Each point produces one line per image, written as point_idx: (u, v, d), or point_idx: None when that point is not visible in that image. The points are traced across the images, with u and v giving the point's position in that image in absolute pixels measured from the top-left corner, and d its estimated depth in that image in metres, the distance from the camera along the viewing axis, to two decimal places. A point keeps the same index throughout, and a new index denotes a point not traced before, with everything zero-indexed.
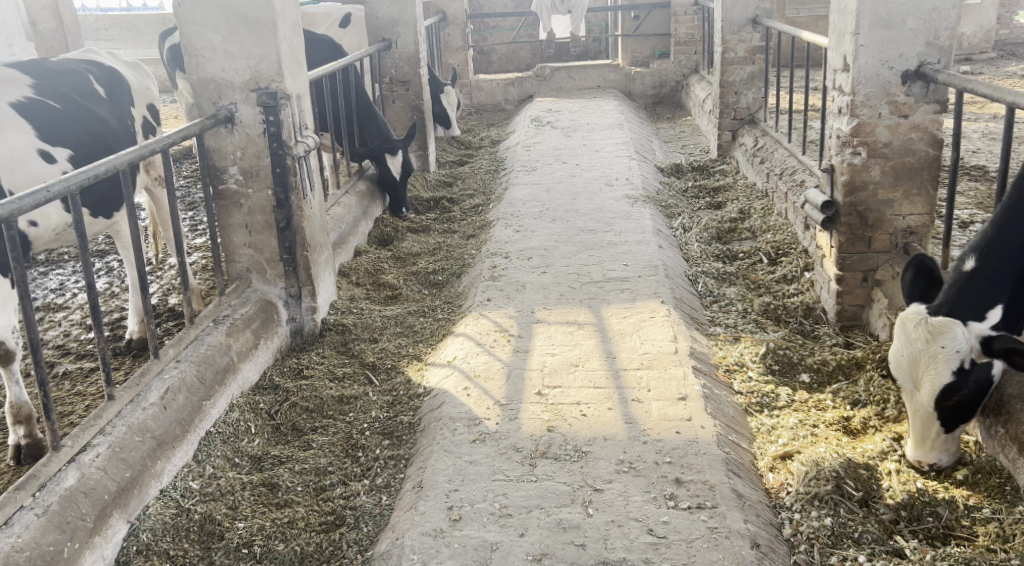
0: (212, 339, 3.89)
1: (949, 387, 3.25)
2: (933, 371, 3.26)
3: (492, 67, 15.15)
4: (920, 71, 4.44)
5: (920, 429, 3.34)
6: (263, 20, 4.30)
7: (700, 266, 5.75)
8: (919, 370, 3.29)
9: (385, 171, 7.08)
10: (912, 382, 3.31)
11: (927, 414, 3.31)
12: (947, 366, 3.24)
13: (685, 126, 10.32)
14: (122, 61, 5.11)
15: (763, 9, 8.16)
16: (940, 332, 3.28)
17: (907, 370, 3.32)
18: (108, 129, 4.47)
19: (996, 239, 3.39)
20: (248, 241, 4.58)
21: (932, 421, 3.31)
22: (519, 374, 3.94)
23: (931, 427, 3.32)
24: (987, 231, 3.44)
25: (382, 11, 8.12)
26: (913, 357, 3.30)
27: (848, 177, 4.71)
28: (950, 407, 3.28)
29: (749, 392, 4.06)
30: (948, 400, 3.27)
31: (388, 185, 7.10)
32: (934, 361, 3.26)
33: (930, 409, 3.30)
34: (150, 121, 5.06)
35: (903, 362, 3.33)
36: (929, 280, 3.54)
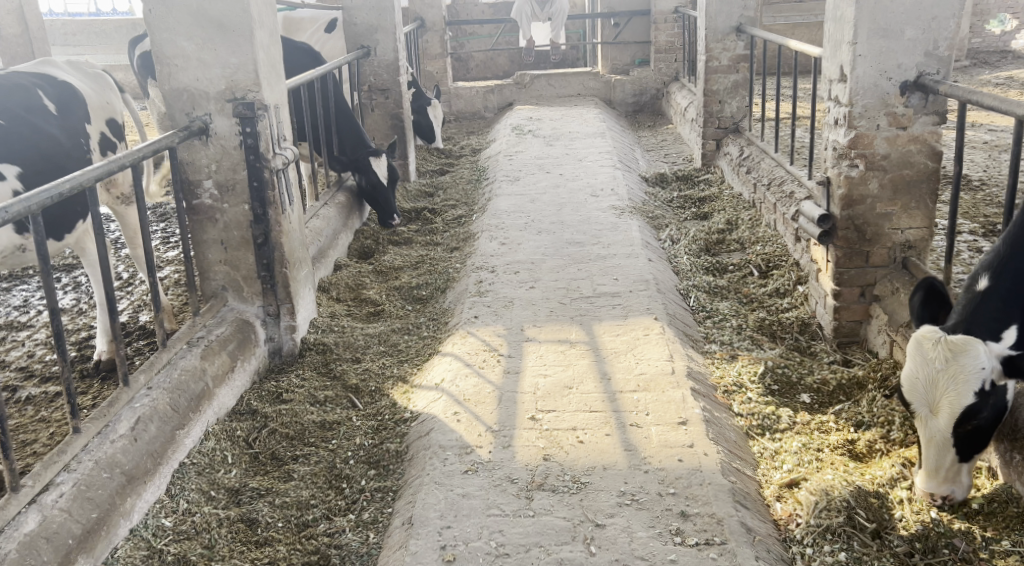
0: (186, 363, 3.68)
1: (970, 411, 3.10)
2: (953, 394, 3.11)
3: (470, 74, 14.99)
4: (919, 81, 4.31)
5: (934, 455, 3.19)
6: (239, 28, 4.09)
7: (691, 280, 5.60)
8: (937, 393, 3.13)
9: (371, 185, 6.89)
10: (929, 407, 3.15)
11: (944, 439, 3.15)
12: (968, 388, 3.09)
13: (667, 135, 10.19)
14: (80, 72, 4.87)
15: (747, 17, 8.02)
16: (960, 352, 3.13)
17: (924, 393, 3.15)
18: (59, 147, 4.25)
19: (1009, 257, 3.26)
20: (224, 257, 4.37)
21: (947, 448, 3.16)
22: (510, 398, 3.75)
23: (946, 454, 3.17)
24: (998, 249, 3.31)
25: (360, 17, 7.93)
26: (931, 380, 3.14)
27: (845, 190, 4.57)
28: (968, 432, 3.14)
29: (750, 414, 3.91)
30: (966, 424, 3.12)
31: (376, 197, 6.92)
32: (954, 383, 3.11)
33: (947, 434, 3.15)
34: (109, 137, 4.81)
35: (920, 385, 3.16)
36: (938, 301, 3.40)
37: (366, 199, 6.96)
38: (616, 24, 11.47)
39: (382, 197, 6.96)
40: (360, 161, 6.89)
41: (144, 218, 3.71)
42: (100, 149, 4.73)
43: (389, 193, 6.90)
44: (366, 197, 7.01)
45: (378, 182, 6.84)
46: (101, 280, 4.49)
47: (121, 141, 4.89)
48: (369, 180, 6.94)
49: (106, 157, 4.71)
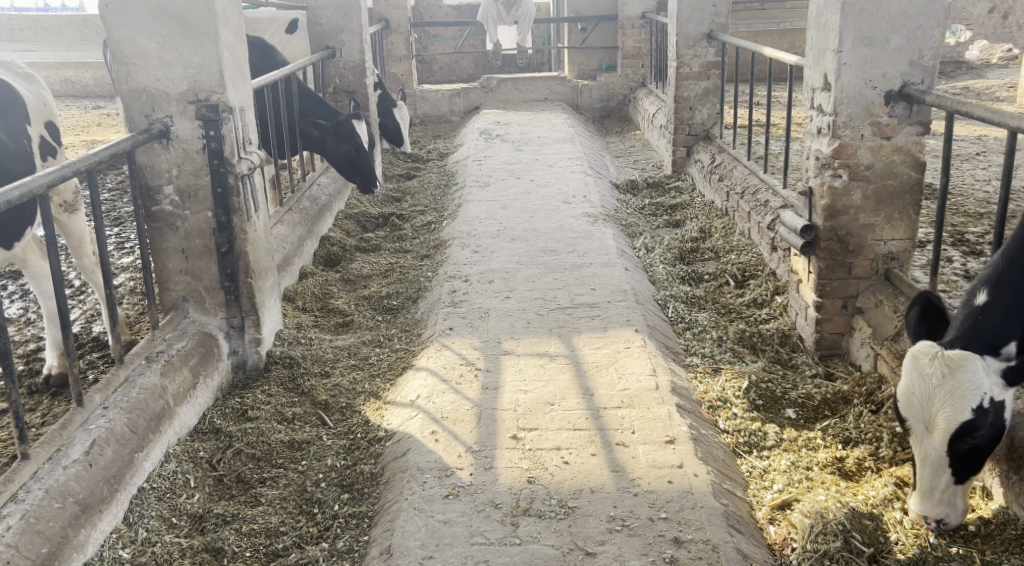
0: (144, 381, 3.50)
1: (967, 428, 2.98)
2: (950, 410, 2.99)
3: (433, 77, 14.77)
4: (904, 91, 4.22)
5: (927, 476, 3.07)
6: (202, 26, 3.89)
7: (668, 290, 5.48)
8: (934, 410, 3.01)
9: (356, 156, 7.06)
10: (925, 424, 3.03)
11: (938, 458, 3.04)
12: (965, 404, 2.98)
13: (636, 141, 10.10)
14: (14, 74, 4.61)
15: (718, 24, 7.94)
16: (958, 367, 3.02)
17: (920, 410, 3.04)
18: (4, 151, 4.01)
19: (1009, 271, 3.16)
20: (185, 267, 4.17)
21: (941, 468, 3.05)
22: (490, 415, 3.59)
23: (941, 474, 3.06)
24: (998, 262, 3.21)
25: (325, 17, 7.72)
26: (928, 395, 3.02)
27: (828, 201, 4.47)
28: (963, 451, 3.03)
29: (736, 431, 3.78)
30: (962, 443, 3.01)
31: (359, 167, 7.11)
32: (951, 398, 2.99)
33: (941, 453, 3.03)
34: (48, 140, 4.57)
35: (916, 401, 3.05)
36: (939, 319, 3.30)
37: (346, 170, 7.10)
38: (583, 29, 11.37)
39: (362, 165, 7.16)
40: (344, 133, 6.99)
41: (101, 226, 3.50)
42: (39, 154, 4.49)
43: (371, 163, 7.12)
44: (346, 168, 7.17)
45: (364, 153, 7.04)
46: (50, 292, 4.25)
47: (59, 146, 4.65)
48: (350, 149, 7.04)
49: (45, 163, 4.47)
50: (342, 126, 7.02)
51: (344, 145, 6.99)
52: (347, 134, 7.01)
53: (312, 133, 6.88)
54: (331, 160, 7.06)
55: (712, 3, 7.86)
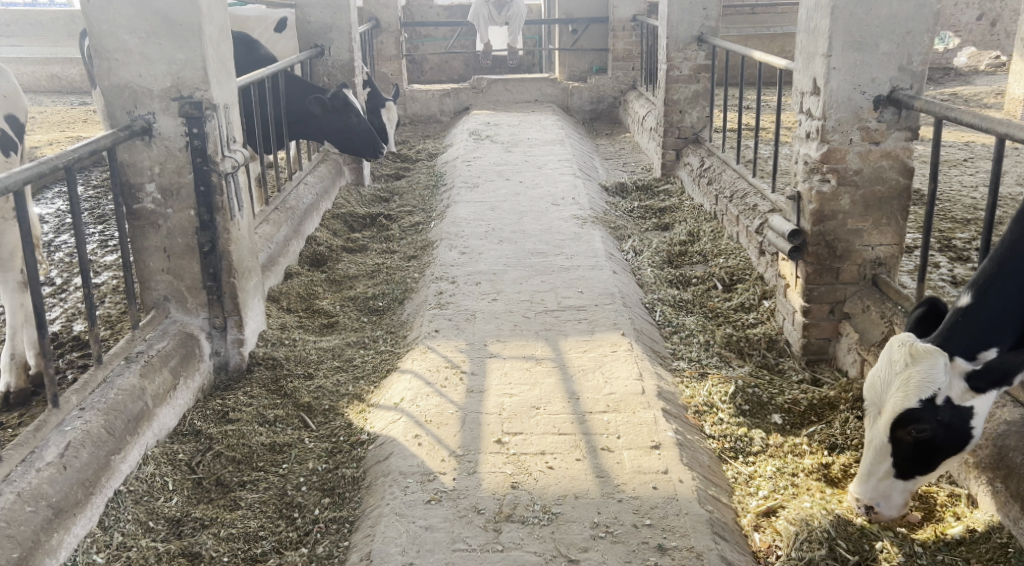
0: (122, 382, 3.50)
1: (909, 418, 3.02)
2: (898, 397, 3.04)
3: (424, 77, 14.71)
4: (893, 96, 4.20)
5: (870, 459, 3.15)
6: (186, 22, 3.84)
7: (655, 293, 5.44)
8: (886, 394, 3.07)
9: (354, 127, 7.32)
10: (876, 406, 3.11)
11: (881, 443, 3.11)
12: (914, 394, 3.01)
13: (625, 143, 10.08)
14: None
15: (708, 27, 7.92)
16: (920, 358, 3.04)
17: (876, 392, 3.11)
18: None
19: (998, 276, 3.05)
20: (166, 266, 4.12)
21: (885, 455, 3.11)
22: (474, 419, 3.55)
23: (883, 461, 3.12)
24: (987, 266, 3.10)
25: (314, 15, 7.66)
26: (886, 379, 3.09)
27: (816, 206, 4.45)
28: (906, 442, 3.07)
29: (721, 436, 3.74)
30: (904, 433, 3.05)
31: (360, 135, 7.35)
32: (902, 386, 3.03)
33: (885, 438, 3.09)
34: (7, 131, 4.52)
35: (876, 383, 3.12)
36: (932, 318, 3.27)
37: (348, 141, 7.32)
38: (573, 31, 11.35)
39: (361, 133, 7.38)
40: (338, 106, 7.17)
41: (80, 225, 3.44)
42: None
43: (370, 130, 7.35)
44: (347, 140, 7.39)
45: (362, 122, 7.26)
46: (23, 290, 4.19)
47: (19, 138, 4.61)
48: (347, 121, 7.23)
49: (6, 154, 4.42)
50: (335, 101, 7.25)
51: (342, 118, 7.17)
52: (342, 108, 7.26)
53: (311, 113, 7.08)
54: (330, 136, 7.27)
55: (703, 6, 7.84)
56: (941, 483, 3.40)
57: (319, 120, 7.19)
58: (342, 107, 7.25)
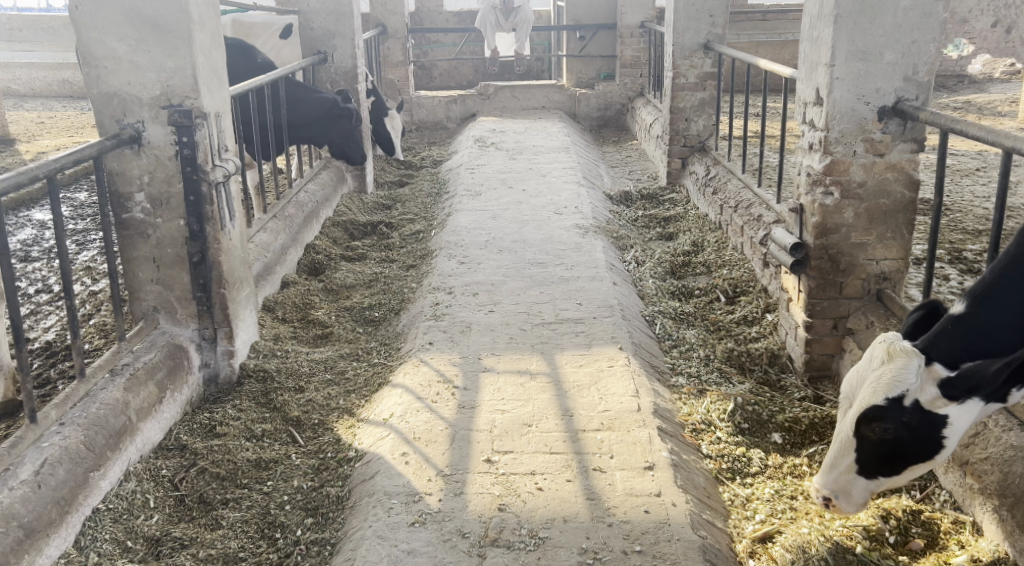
0: (106, 396, 3.44)
1: (875, 413, 2.93)
2: (868, 392, 2.95)
3: (433, 84, 14.66)
4: (898, 107, 4.10)
5: (834, 452, 3.06)
6: (176, 29, 3.78)
7: (656, 305, 5.34)
8: (858, 388, 2.99)
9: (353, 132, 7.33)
10: (847, 401, 3.02)
11: (845, 438, 3.02)
12: (882, 391, 2.92)
13: (632, 151, 9.98)
14: None
15: (714, 35, 7.82)
16: (897, 357, 2.95)
17: (851, 386, 3.02)
18: None
19: (995, 287, 2.96)
20: (156, 276, 4.04)
21: (849, 450, 3.02)
22: (464, 437, 3.46)
23: (846, 456, 3.03)
24: (987, 279, 3.01)
25: (317, 22, 7.58)
26: (862, 374, 3.00)
27: (819, 219, 4.35)
28: (870, 440, 2.97)
29: (719, 456, 3.64)
30: (869, 429, 2.95)
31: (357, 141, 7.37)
32: (874, 382, 2.94)
33: (850, 433, 3.00)
34: None
35: (853, 378, 3.04)
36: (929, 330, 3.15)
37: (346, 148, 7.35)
38: (581, 37, 11.27)
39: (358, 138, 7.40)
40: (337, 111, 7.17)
41: (63, 236, 3.37)
42: None
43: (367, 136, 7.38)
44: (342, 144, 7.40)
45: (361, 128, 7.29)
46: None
47: None
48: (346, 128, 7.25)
49: None
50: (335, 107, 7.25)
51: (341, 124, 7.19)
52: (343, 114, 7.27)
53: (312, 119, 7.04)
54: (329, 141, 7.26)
55: (710, 14, 7.75)
56: (945, 508, 3.29)
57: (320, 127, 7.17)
58: (346, 115, 7.29)
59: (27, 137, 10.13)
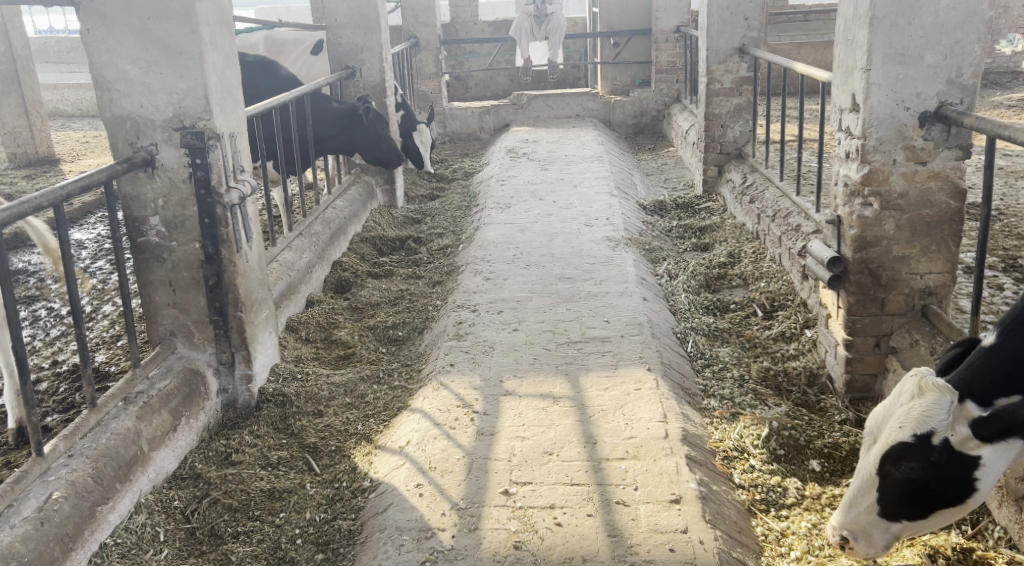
0: (117, 425, 3.37)
1: (901, 451, 2.80)
2: (895, 428, 2.82)
3: (468, 94, 14.61)
4: (940, 112, 3.89)
5: (854, 490, 2.94)
6: (188, 50, 3.70)
7: (689, 321, 5.16)
8: (885, 423, 2.86)
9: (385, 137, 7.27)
10: (873, 435, 2.90)
11: (868, 475, 2.89)
12: (911, 426, 2.79)
13: (668, 158, 9.78)
14: None
15: (750, 38, 7.59)
16: (928, 392, 2.83)
17: (876, 420, 2.90)
18: None
19: None
20: (172, 300, 3.96)
21: (870, 489, 2.90)
22: (482, 467, 3.35)
23: (866, 495, 2.91)
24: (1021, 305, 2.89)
25: (345, 37, 7.52)
26: (889, 409, 2.88)
27: (858, 231, 4.16)
28: (895, 478, 2.84)
29: (752, 486, 3.48)
30: (893, 467, 2.83)
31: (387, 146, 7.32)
32: (902, 418, 2.82)
33: (873, 471, 2.88)
34: None
35: (879, 412, 2.92)
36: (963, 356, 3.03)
37: (377, 154, 7.31)
38: (615, 44, 11.12)
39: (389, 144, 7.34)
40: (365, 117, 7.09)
41: (71, 262, 3.29)
42: None
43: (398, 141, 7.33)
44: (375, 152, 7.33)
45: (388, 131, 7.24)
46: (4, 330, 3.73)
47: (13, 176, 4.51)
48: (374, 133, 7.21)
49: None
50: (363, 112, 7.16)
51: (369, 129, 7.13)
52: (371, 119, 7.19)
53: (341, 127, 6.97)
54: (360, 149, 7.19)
55: (744, 17, 7.53)
56: (999, 547, 3.09)
57: (350, 135, 7.09)
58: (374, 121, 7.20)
59: (70, 157, 10.22)
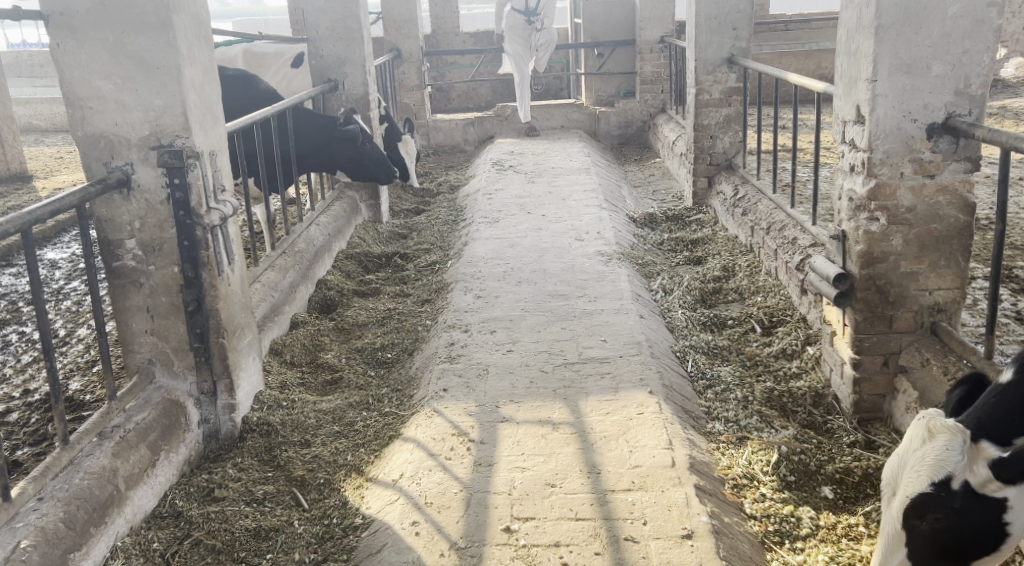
0: (91, 463, 3.17)
1: (924, 501, 2.64)
2: (913, 477, 2.68)
3: (451, 105, 14.44)
4: (948, 124, 3.76)
5: (881, 550, 2.72)
6: (164, 65, 3.51)
7: (687, 338, 5.00)
8: (901, 473, 2.72)
9: (369, 153, 7.09)
10: (891, 486, 2.74)
11: (893, 531, 2.69)
12: (928, 473, 2.65)
13: (655, 169, 9.65)
14: None
15: (738, 48, 7.45)
16: (939, 434, 2.71)
17: (892, 471, 2.75)
18: None
19: None
20: (150, 327, 3.76)
21: (898, 545, 2.69)
22: (481, 502, 3.19)
23: (895, 553, 2.69)
24: None
25: (327, 49, 7.34)
26: (903, 458, 2.74)
27: (864, 247, 4.02)
28: (922, 531, 2.65)
29: (764, 516, 3.31)
30: (919, 520, 2.65)
31: (371, 161, 7.13)
32: (918, 464, 2.69)
33: (896, 526, 2.68)
34: None
35: (893, 461, 2.77)
36: (971, 389, 2.89)
37: (361, 170, 7.13)
38: (600, 54, 10.97)
39: (372, 160, 7.16)
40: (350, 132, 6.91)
41: (40, 289, 3.10)
42: None
43: (384, 156, 7.14)
44: (356, 168, 7.15)
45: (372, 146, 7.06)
46: None
47: None
48: (359, 148, 7.02)
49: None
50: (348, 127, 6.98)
51: (355, 144, 6.94)
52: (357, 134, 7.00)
53: (325, 143, 6.79)
54: (343, 164, 7.01)
55: (733, 27, 7.38)
56: None
57: (333, 151, 6.89)
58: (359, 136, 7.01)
59: (43, 173, 9.96)
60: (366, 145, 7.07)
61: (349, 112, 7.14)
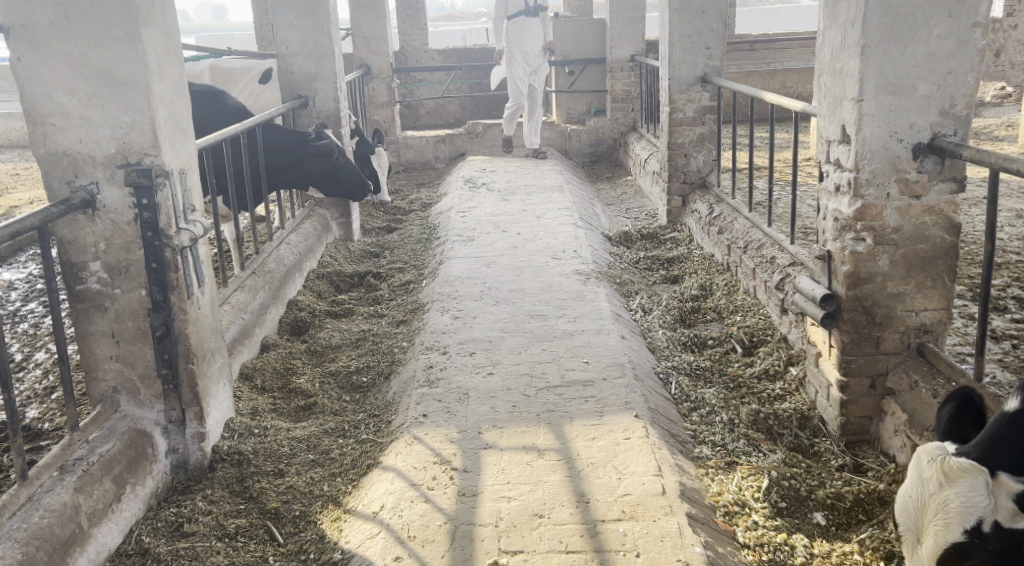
0: (51, 501, 3.01)
1: (956, 549, 2.55)
2: (939, 525, 2.59)
3: (420, 122, 14.30)
4: (934, 144, 3.71)
5: None
6: (132, 80, 3.36)
7: (669, 360, 4.89)
8: (924, 520, 2.63)
9: (343, 167, 6.92)
10: (917, 533, 2.65)
11: None
12: (955, 521, 2.57)
13: (627, 187, 9.58)
14: None
15: (712, 67, 7.41)
16: (956, 477, 2.61)
17: (914, 518, 2.66)
18: None
19: None
20: (115, 353, 3.58)
21: None
22: (466, 534, 3.07)
23: None
24: None
25: (297, 65, 7.20)
26: (921, 503, 2.66)
27: (850, 267, 3.94)
28: None
29: (758, 545, 3.21)
30: None
31: (346, 176, 6.96)
32: (942, 512, 2.60)
33: None
34: None
35: (910, 507, 2.69)
36: (976, 419, 2.80)
37: (336, 185, 6.95)
38: (570, 72, 10.90)
39: (347, 175, 6.99)
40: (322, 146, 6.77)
41: None
42: None
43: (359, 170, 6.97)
44: (331, 184, 6.97)
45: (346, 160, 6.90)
46: None
47: None
48: (333, 163, 6.86)
49: None
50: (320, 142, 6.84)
51: (327, 158, 6.79)
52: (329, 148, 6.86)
53: (296, 157, 6.64)
54: (317, 179, 6.85)
55: (706, 46, 7.33)
56: None
57: (305, 165, 6.74)
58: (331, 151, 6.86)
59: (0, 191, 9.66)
60: (340, 159, 6.91)
61: (321, 128, 7.02)
